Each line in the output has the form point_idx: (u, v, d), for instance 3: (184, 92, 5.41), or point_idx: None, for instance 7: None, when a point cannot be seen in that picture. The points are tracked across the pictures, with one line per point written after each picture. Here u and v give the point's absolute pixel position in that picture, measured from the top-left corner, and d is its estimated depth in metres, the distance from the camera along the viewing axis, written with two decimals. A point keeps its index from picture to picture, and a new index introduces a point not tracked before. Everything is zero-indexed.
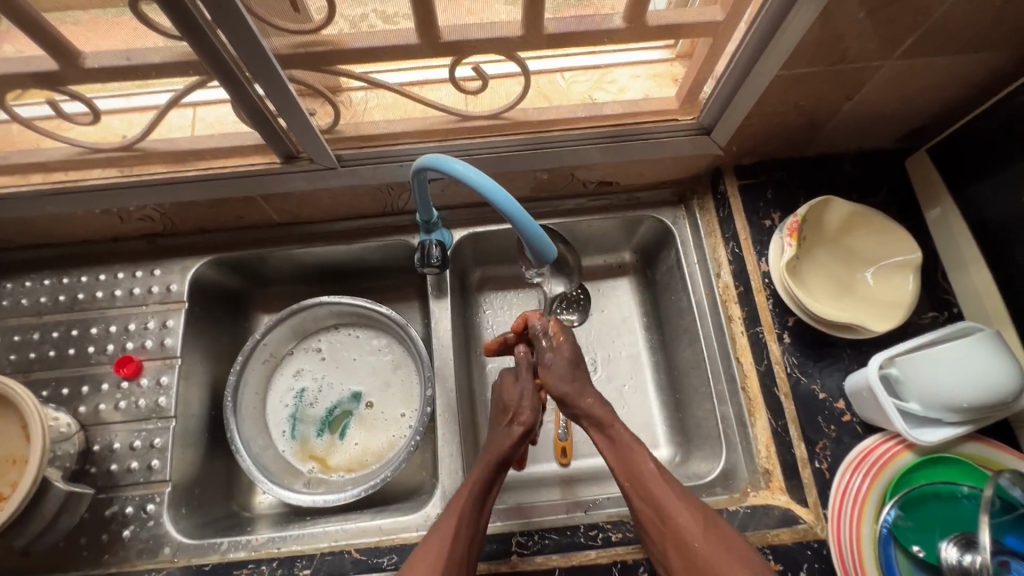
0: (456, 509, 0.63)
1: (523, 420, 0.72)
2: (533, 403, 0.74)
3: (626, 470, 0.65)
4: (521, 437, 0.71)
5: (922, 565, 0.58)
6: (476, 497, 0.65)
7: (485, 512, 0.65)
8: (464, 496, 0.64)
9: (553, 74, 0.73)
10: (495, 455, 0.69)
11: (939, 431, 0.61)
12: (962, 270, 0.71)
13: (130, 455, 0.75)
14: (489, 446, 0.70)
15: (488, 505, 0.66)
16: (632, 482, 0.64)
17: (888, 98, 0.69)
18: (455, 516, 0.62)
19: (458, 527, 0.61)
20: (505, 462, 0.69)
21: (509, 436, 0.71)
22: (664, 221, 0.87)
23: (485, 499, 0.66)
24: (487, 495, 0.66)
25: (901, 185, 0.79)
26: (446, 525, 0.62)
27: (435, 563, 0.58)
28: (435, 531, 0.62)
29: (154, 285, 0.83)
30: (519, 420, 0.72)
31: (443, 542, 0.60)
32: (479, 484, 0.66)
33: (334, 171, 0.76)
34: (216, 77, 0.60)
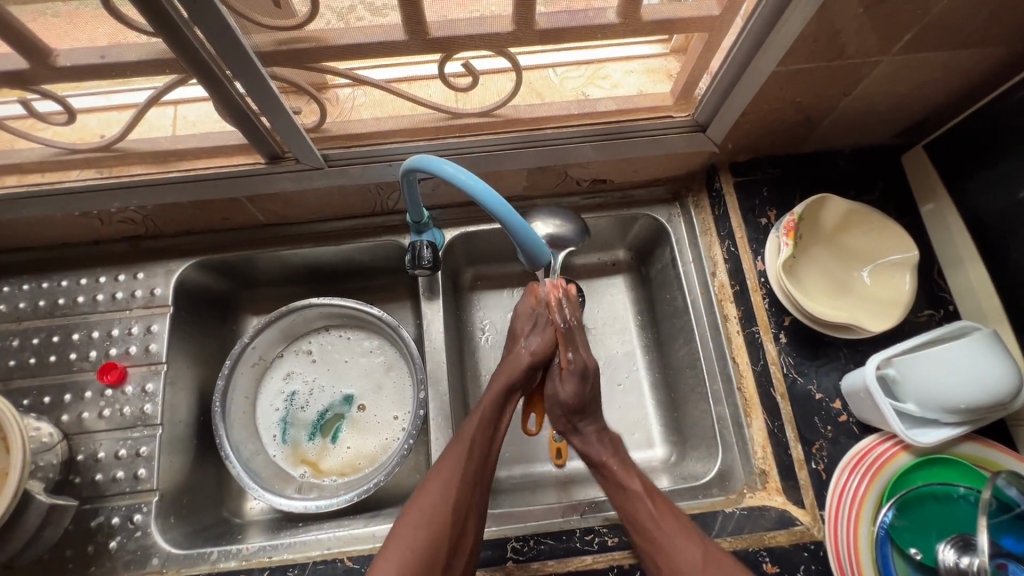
0: (468, 431, 0.68)
1: (533, 346, 0.72)
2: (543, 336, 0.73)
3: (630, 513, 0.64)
4: (530, 363, 0.72)
5: (920, 569, 0.58)
6: (486, 419, 0.69)
7: (497, 433, 0.70)
8: (476, 420, 0.69)
9: (544, 70, 0.70)
10: (507, 379, 0.71)
11: (936, 432, 0.61)
12: (958, 267, 0.71)
13: (116, 464, 0.73)
14: (502, 368, 0.72)
15: (500, 426, 0.71)
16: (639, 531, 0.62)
17: (885, 94, 0.68)
18: (467, 439, 0.67)
19: (470, 449, 0.66)
20: (517, 387, 0.72)
21: (521, 359, 0.72)
22: (658, 219, 0.86)
23: (497, 420, 0.71)
24: (498, 418, 0.70)
25: (897, 181, 0.79)
26: (458, 447, 0.67)
27: (449, 481, 0.64)
28: (450, 451, 0.67)
29: (137, 289, 0.81)
30: (530, 345, 0.73)
31: (456, 461, 0.65)
32: (491, 408, 0.70)
33: (321, 170, 0.74)
34: (195, 76, 0.58)
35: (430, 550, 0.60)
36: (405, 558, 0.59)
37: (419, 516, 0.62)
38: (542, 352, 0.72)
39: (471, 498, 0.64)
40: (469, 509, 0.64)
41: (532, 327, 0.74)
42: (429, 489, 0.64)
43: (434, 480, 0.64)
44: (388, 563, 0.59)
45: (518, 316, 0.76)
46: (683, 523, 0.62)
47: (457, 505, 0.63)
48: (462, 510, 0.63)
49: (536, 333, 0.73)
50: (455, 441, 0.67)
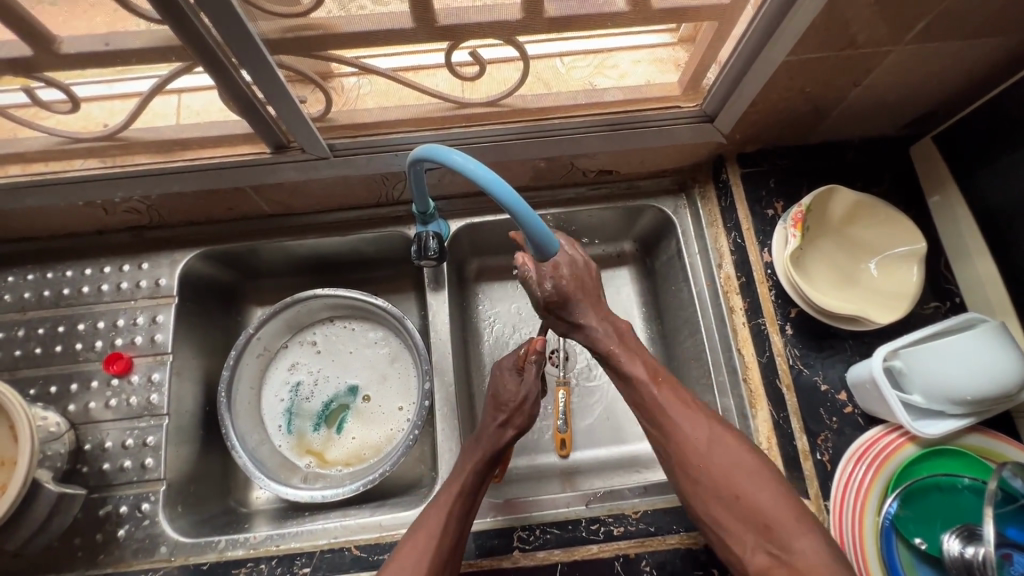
0: (440, 509, 0.63)
1: (518, 423, 0.70)
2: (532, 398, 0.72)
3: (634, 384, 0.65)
4: (513, 440, 0.70)
5: (922, 556, 0.59)
6: (463, 495, 0.64)
7: (471, 510, 0.65)
8: (450, 495, 0.64)
9: (551, 60, 0.68)
10: (485, 453, 0.68)
11: (941, 424, 0.61)
12: (966, 260, 0.71)
13: (122, 454, 0.73)
14: (480, 439, 0.69)
15: (476, 502, 0.66)
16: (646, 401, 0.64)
17: (895, 84, 0.67)
18: (440, 517, 0.62)
19: (442, 528, 0.61)
20: (496, 459, 0.68)
21: (504, 438, 0.69)
22: (665, 211, 0.86)
23: (474, 494, 0.66)
24: (475, 494, 0.66)
25: (905, 173, 0.78)
26: (428, 526, 0.62)
27: (414, 567, 0.58)
28: (417, 531, 0.62)
29: (142, 280, 0.81)
30: (513, 422, 0.70)
31: (425, 541, 0.60)
32: (467, 483, 0.65)
33: (327, 160, 0.74)
34: (201, 63, 0.57)
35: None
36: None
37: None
38: (525, 425, 0.71)
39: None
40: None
41: (519, 389, 0.71)
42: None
43: (397, 565, 0.59)
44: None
45: (499, 377, 0.73)
46: (692, 409, 0.62)
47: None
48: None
49: (525, 402, 0.71)
50: (427, 517, 0.62)
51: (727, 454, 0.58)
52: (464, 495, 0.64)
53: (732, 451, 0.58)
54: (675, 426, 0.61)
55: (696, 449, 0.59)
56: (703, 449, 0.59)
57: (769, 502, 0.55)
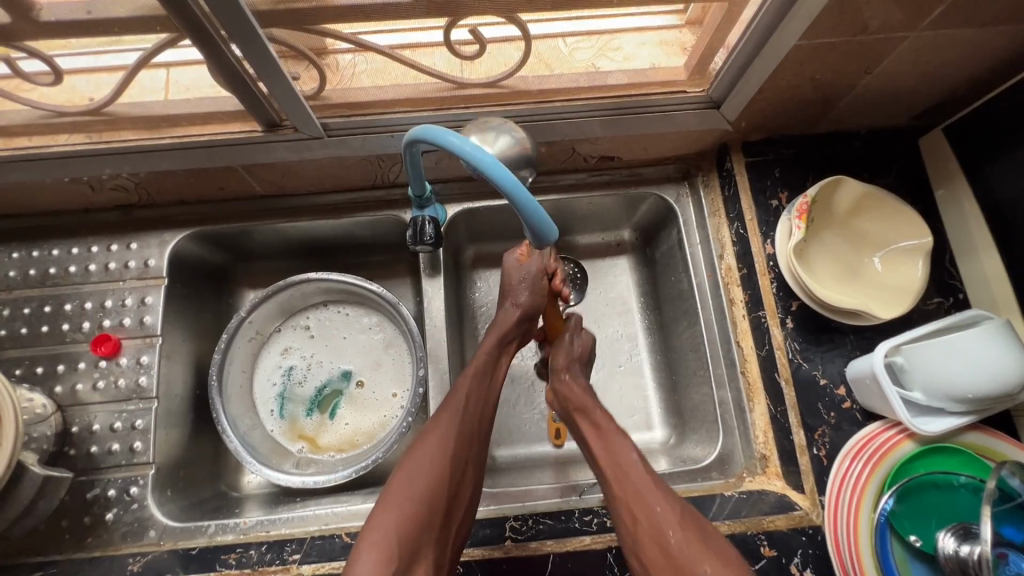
0: (464, 386, 0.66)
1: (522, 300, 0.71)
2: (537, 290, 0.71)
3: (608, 459, 0.63)
4: (520, 316, 0.71)
5: (916, 553, 0.59)
6: (481, 372, 0.68)
7: (490, 388, 0.69)
8: (470, 373, 0.67)
9: (554, 40, 0.66)
10: (497, 335, 0.70)
11: (941, 421, 0.60)
12: (972, 255, 0.69)
13: (111, 438, 0.72)
14: (494, 325, 0.71)
15: (493, 381, 0.69)
16: (614, 469, 0.62)
17: (907, 73, 0.65)
18: (463, 394, 0.65)
19: (467, 402, 0.65)
20: (508, 343, 0.72)
21: (511, 315, 0.71)
22: (667, 199, 0.84)
23: (490, 372, 0.69)
24: (492, 370, 0.69)
25: (912, 165, 0.76)
26: (455, 399, 0.65)
27: (446, 435, 0.62)
28: (444, 406, 0.64)
29: (130, 260, 0.79)
30: (518, 299, 0.71)
31: (454, 413, 0.63)
32: (484, 361, 0.68)
33: (320, 141, 0.71)
34: (188, 35, 0.55)
35: (429, 508, 0.58)
36: (405, 514, 0.56)
37: (417, 470, 0.59)
38: (531, 306, 0.71)
39: (468, 451, 0.63)
40: (466, 464, 0.63)
41: (525, 280, 0.71)
42: (427, 443, 0.61)
43: (431, 433, 0.62)
44: (384, 517, 0.56)
45: (506, 270, 0.72)
46: (655, 486, 0.59)
47: (456, 459, 0.61)
48: (459, 464, 0.62)
49: (523, 292, 0.71)
50: (452, 395, 0.65)
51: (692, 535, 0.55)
52: (483, 372, 0.67)
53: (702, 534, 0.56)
54: (648, 506, 0.57)
55: (668, 523, 0.56)
56: (675, 525, 0.56)
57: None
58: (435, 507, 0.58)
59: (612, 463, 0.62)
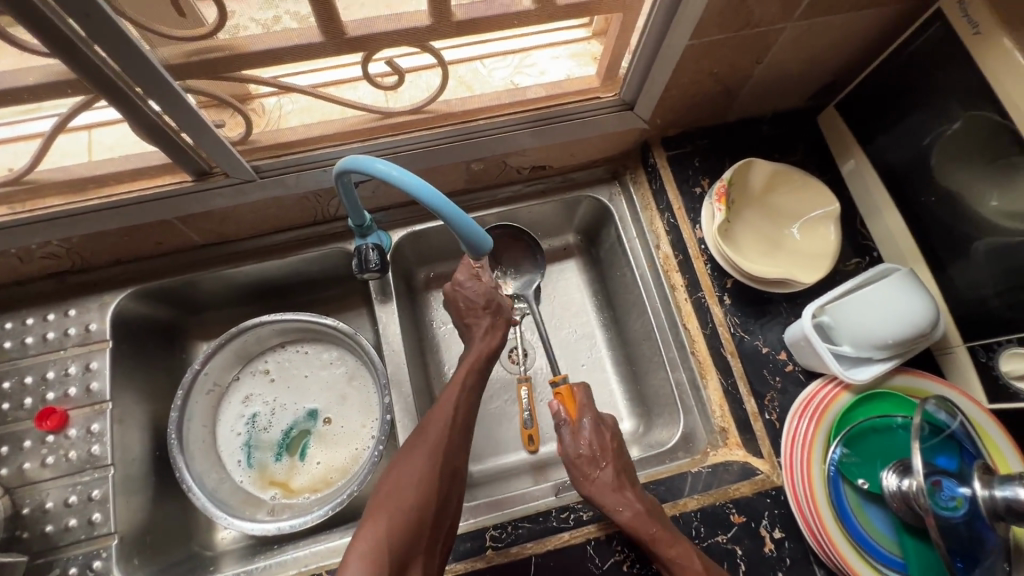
0: (451, 400, 0.68)
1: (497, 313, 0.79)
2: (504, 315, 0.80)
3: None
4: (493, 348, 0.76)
5: (868, 495, 0.62)
6: (468, 388, 0.71)
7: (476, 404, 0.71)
8: (457, 389, 0.70)
9: (470, 62, 0.71)
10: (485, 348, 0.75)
11: (871, 368, 0.65)
12: (878, 216, 0.76)
13: (66, 513, 0.69)
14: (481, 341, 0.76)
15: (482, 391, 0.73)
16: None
17: (794, 58, 0.72)
18: (451, 408, 0.67)
19: (454, 417, 0.67)
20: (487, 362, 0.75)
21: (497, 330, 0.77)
22: (601, 200, 0.88)
23: (476, 390, 0.72)
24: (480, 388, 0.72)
25: (816, 141, 0.83)
26: (440, 413, 0.67)
27: (435, 445, 0.64)
28: (431, 418, 0.67)
29: (70, 327, 0.76)
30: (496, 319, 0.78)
31: (439, 427, 0.65)
32: (471, 377, 0.71)
33: (254, 183, 0.72)
34: (103, 96, 0.55)
35: (417, 518, 0.59)
36: (394, 522, 0.58)
37: (406, 479, 0.61)
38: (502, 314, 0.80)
39: (455, 461, 0.64)
40: (453, 475, 0.64)
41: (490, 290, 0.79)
42: (413, 456, 0.63)
43: (419, 447, 0.64)
44: (376, 528, 0.57)
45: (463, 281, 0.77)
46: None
47: (443, 471, 0.63)
48: (448, 472, 0.63)
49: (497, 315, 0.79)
50: (437, 409, 0.67)
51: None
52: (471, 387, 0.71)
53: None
54: None
55: None
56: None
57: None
58: (423, 514, 0.59)
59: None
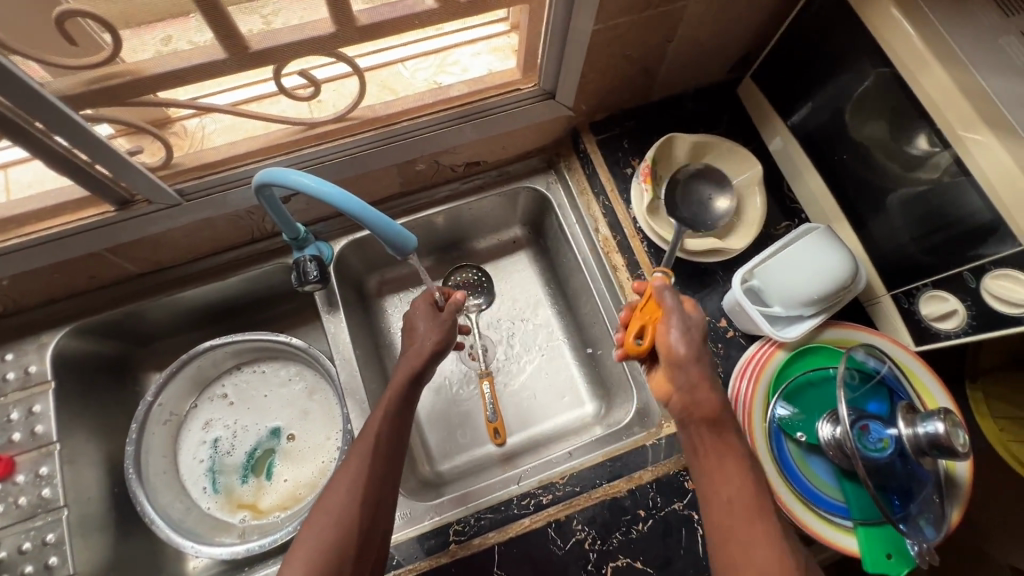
0: (374, 426, 0.65)
1: (435, 335, 0.74)
2: (440, 332, 0.75)
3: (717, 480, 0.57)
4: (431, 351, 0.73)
5: (808, 447, 0.65)
6: (392, 414, 0.66)
7: (404, 428, 0.67)
8: (381, 414, 0.66)
9: (393, 66, 0.72)
10: (410, 368, 0.70)
11: (801, 326, 0.67)
12: (801, 178, 0.78)
13: (22, 560, 0.68)
14: (405, 359, 0.72)
15: (408, 413, 0.69)
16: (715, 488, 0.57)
17: (702, 33, 0.74)
18: (372, 439, 0.63)
19: (377, 448, 0.63)
20: (420, 376, 0.71)
21: (426, 346, 0.73)
22: (539, 189, 0.89)
23: (401, 416, 0.68)
24: (404, 411, 0.68)
25: (738, 112, 0.86)
26: (364, 442, 0.63)
27: (357, 477, 0.61)
28: (354, 450, 0.63)
29: (9, 372, 0.75)
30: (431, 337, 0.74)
31: (362, 458, 0.62)
32: (396, 400, 0.68)
33: (181, 207, 0.71)
34: (6, 137, 0.55)
35: (337, 558, 0.56)
36: (313, 558, 0.56)
37: (326, 513, 0.59)
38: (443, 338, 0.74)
39: (381, 492, 0.61)
40: (381, 503, 0.61)
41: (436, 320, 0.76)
42: (335, 489, 0.60)
43: (341, 482, 0.61)
44: (295, 565, 0.56)
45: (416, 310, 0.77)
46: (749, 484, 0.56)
47: (366, 502, 0.60)
48: (371, 504, 0.60)
49: (431, 335, 0.74)
50: (359, 440, 0.64)
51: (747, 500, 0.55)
52: (394, 413, 0.66)
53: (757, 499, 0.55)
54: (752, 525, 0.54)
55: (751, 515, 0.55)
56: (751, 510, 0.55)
57: (772, 566, 0.51)
58: (346, 545, 0.57)
59: (716, 486, 0.57)
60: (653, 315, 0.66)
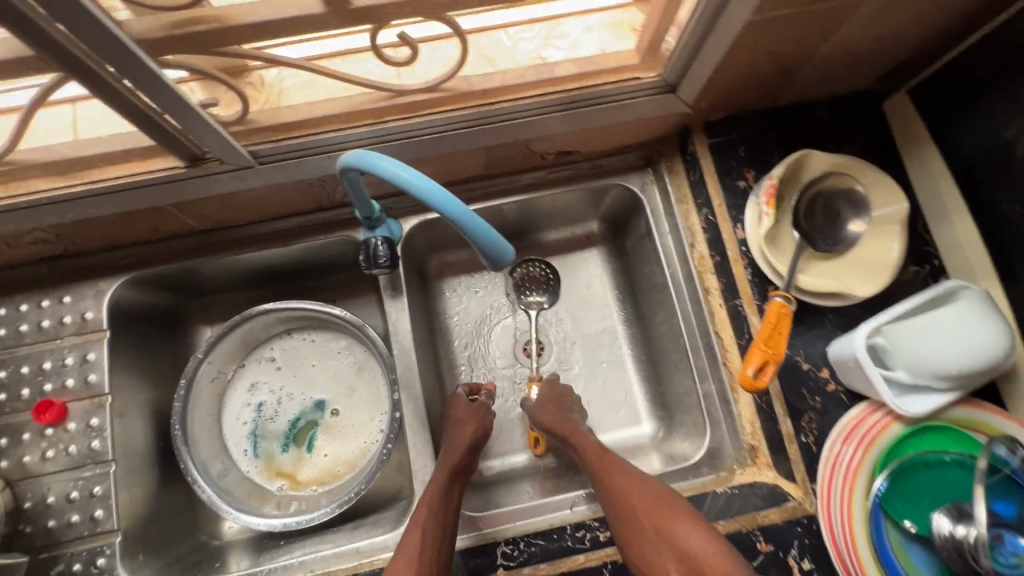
0: (418, 526, 0.60)
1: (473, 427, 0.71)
2: (479, 422, 0.72)
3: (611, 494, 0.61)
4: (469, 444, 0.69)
5: (914, 537, 0.58)
6: (436, 509, 0.62)
7: (448, 525, 0.63)
8: (423, 511, 0.62)
9: (495, 32, 0.64)
10: (451, 464, 0.67)
11: (928, 399, 0.59)
12: (945, 220, 0.67)
13: (69, 509, 0.68)
14: (448, 454, 0.68)
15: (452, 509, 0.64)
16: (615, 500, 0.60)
17: (867, 36, 0.61)
18: (416, 540, 0.59)
19: (422, 552, 0.58)
20: (461, 471, 0.68)
21: (464, 437, 0.70)
22: (632, 189, 0.81)
23: (447, 512, 0.63)
24: (448, 506, 0.64)
25: (879, 130, 0.74)
26: (409, 548, 0.59)
27: None
28: (398, 555, 0.59)
29: (66, 315, 0.73)
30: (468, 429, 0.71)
31: (410, 559, 0.57)
32: (437, 495, 0.64)
33: (253, 169, 0.65)
34: (73, 76, 0.49)
35: None
36: None
37: None
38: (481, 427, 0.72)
39: None
40: None
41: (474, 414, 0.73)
42: None
43: None
44: None
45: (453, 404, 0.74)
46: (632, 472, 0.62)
47: None
48: None
49: (472, 426, 0.71)
50: (404, 543, 0.59)
51: (643, 489, 0.60)
52: (437, 510, 0.62)
53: (646, 485, 0.60)
54: (654, 521, 0.57)
55: (650, 503, 0.58)
56: (648, 497, 0.59)
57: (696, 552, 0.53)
58: None
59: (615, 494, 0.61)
60: (776, 352, 0.62)
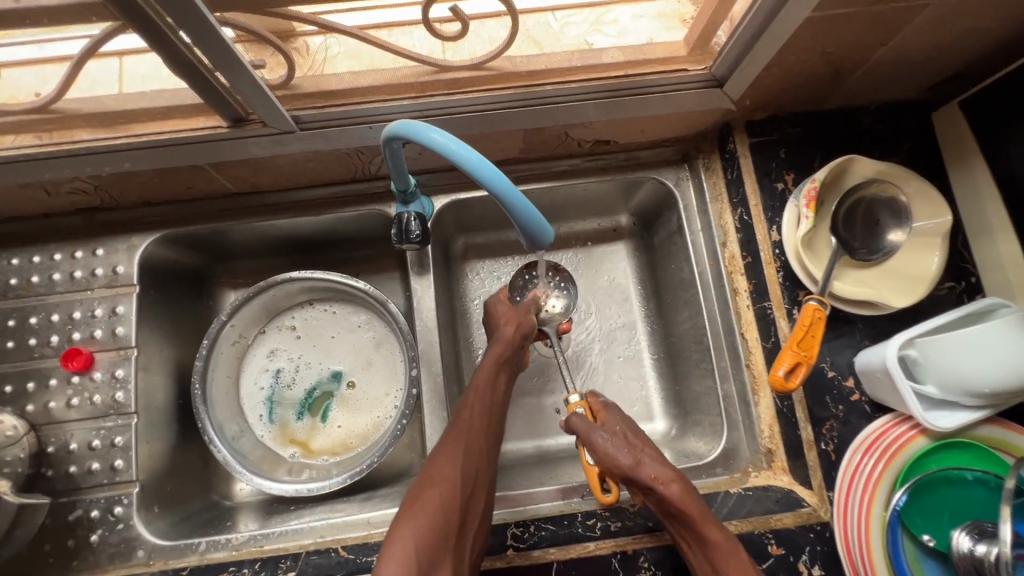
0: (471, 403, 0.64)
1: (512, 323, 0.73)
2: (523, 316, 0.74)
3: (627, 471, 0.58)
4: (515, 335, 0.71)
5: (929, 551, 0.57)
6: (486, 392, 0.66)
7: (496, 407, 0.67)
8: (476, 390, 0.66)
9: (543, 14, 0.62)
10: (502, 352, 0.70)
11: (957, 415, 0.58)
12: (986, 237, 0.66)
13: (89, 456, 0.69)
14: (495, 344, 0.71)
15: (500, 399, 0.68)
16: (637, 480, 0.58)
17: (925, 44, 0.60)
18: (467, 417, 0.63)
19: (472, 427, 0.62)
20: (507, 361, 0.70)
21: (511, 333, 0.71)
22: (666, 184, 0.80)
23: (495, 392, 0.67)
24: (496, 390, 0.67)
25: (925, 141, 0.72)
26: (460, 422, 0.63)
27: (456, 454, 0.59)
28: (450, 429, 0.62)
29: (97, 267, 0.74)
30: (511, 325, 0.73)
31: (460, 433, 0.61)
32: (488, 377, 0.67)
33: (293, 135, 0.65)
34: (132, 25, 0.49)
35: (445, 528, 0.54)
36: (423, 532, 0.53)
37: (428, 486, 0.56)
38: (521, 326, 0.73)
39: (479, 469, 0.60)
40: (478, 478, 0.60)
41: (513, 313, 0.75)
42: (439, 463, 0.59)
43: (444, 454, 0.59)
44: (403, 535, 0.52)
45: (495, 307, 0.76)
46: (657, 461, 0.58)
47: (467, 478, 0.58)
48: (470, 481, 0.59)
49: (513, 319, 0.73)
50: (459, 413, 0.64)
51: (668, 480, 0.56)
52: (488, 390, 0.66)
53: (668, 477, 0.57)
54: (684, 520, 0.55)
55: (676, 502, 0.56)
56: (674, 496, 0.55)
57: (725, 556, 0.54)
58: (451, 517, 0.55)
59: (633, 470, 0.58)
60: (809, 354, 0.61)
